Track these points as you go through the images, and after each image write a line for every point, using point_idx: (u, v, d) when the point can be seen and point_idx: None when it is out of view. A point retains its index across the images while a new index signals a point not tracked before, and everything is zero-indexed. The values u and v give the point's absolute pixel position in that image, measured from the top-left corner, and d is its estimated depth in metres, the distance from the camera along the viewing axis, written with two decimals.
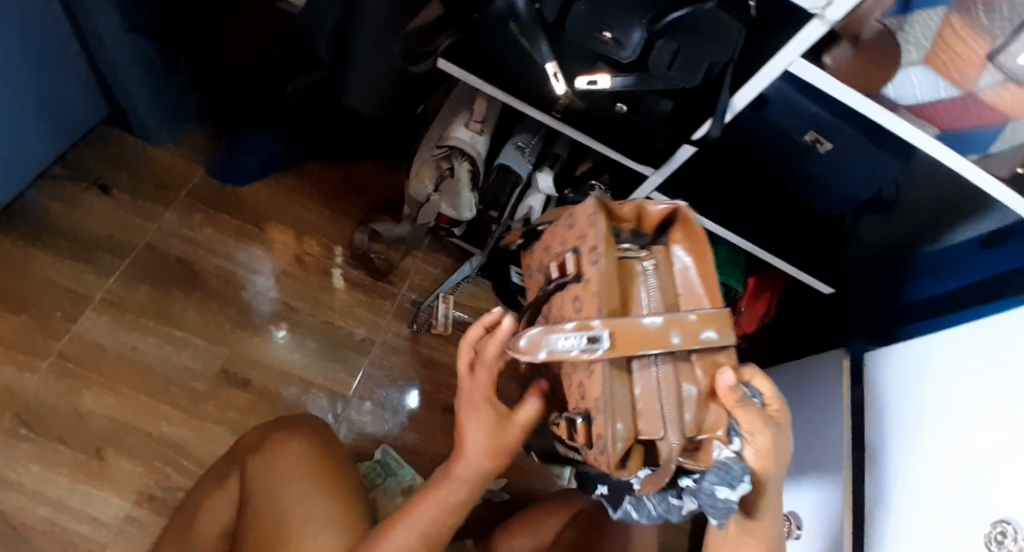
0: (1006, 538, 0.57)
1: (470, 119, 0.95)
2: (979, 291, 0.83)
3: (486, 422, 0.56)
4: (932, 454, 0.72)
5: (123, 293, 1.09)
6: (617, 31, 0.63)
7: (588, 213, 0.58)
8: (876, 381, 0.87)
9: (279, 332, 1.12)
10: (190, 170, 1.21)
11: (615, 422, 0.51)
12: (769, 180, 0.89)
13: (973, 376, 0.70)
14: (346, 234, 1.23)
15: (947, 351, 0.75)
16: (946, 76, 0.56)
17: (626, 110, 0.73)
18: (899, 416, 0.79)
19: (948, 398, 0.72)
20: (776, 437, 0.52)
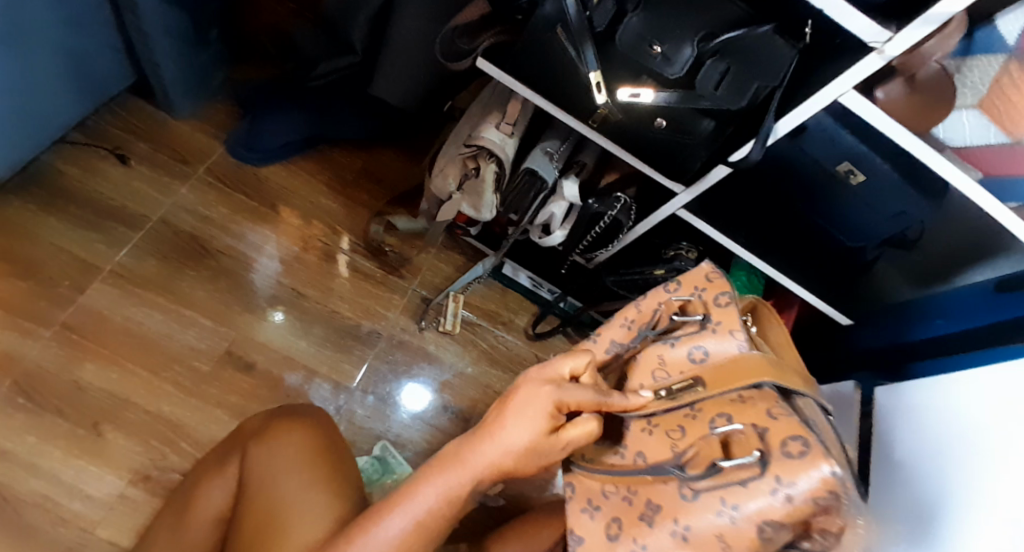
0: None
1: (502, 120, 0.93)
2: (988, 333, 0.83)
3: (535, 433, 0.51)
4: (937, 477, 0.73)
5: (132, 265, 1.08)
6: (668, 46, 0.64)
7: (703, 275, 0.59)
8: (875, 415, 0.88)
9: (274, 313, 1.11)
10: (210, 146, 1.19)
11: (794, 440, 0.45)
12: (790, 210, 0.89)
13: (980, 401, 0.72)
14: (360, 223, 1.22)
15: (953, 379, 0.78)
16: (998, 123, 0.54)
17: (666, 125, 0.72)
18: (905, 451, 0.79)
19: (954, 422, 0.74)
20: None
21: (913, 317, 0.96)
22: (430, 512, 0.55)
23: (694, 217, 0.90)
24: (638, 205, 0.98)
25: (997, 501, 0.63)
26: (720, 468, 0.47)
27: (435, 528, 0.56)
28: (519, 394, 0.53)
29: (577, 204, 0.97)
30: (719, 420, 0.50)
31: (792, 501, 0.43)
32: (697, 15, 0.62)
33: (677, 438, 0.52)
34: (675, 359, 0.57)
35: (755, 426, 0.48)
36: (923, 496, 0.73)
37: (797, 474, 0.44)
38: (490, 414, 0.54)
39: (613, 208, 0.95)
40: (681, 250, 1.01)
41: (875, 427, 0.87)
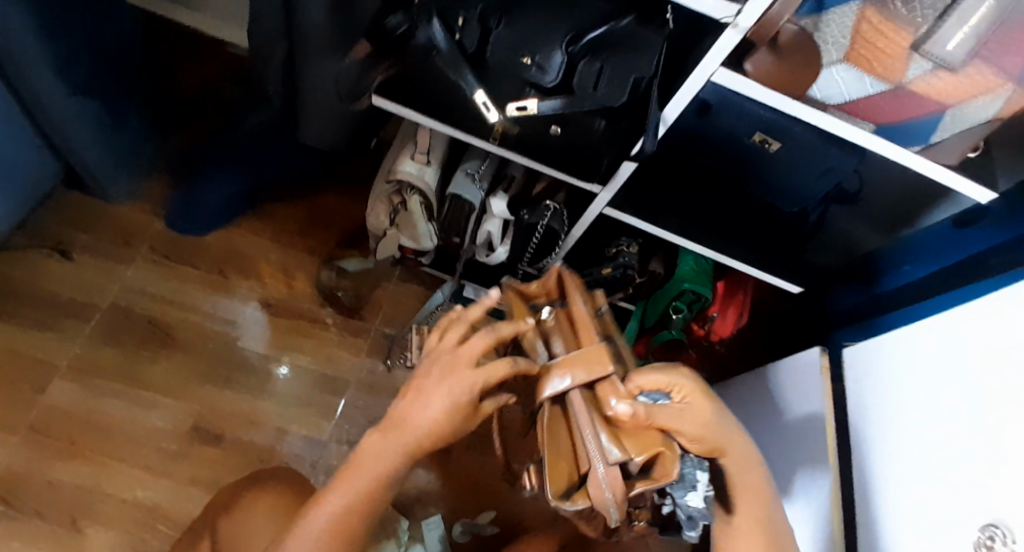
0: (995, 541, 0.55)
1: (416, 151, 0.93)
2: (954, 272, 0.82)
3: (453, 413, 0.52)
4: (918, 440, 0.71)
5: (90, 357, 1.08)
6: (538, 55, 0.63)
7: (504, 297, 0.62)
8: (854, 374, 0.87)
9: (281, 368, 1.12)
10: (151, 223, 1.19)
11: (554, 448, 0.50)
12: (726, 186, 0.88)
13: (946, 356, 0.70)
14: (312, 273, 1.21)
15: (921, 333, 0.76)
16: (870, 72, 0.52)
17: (562, 131, 0.71)
18: (884, 412, 0.78)
19: (924, 382, 0.73)
20: (712, 422, 0.53)
21: (879, 269, 0.96)
22: (356, 500, 0.56)
23: (622, 212, 0.89)
24: (570, 210, 0.97)
25: (975, 462, 0.62)
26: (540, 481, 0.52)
27: (360, 518, 0.56)
28: (438, 376, 0.53)
29: (509, 218, 0.96)
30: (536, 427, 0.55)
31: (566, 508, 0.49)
32: (563, 19, 0.61)
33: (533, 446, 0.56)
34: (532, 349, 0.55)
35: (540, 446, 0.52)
36: (909, 460, 0.71)
37: (557, 486, 0.50)
38: (398, 408, 0.55)
39: (544, 216, 0.94)
40: (623, 244, 1.01)
41: (855, 392, 0.85)
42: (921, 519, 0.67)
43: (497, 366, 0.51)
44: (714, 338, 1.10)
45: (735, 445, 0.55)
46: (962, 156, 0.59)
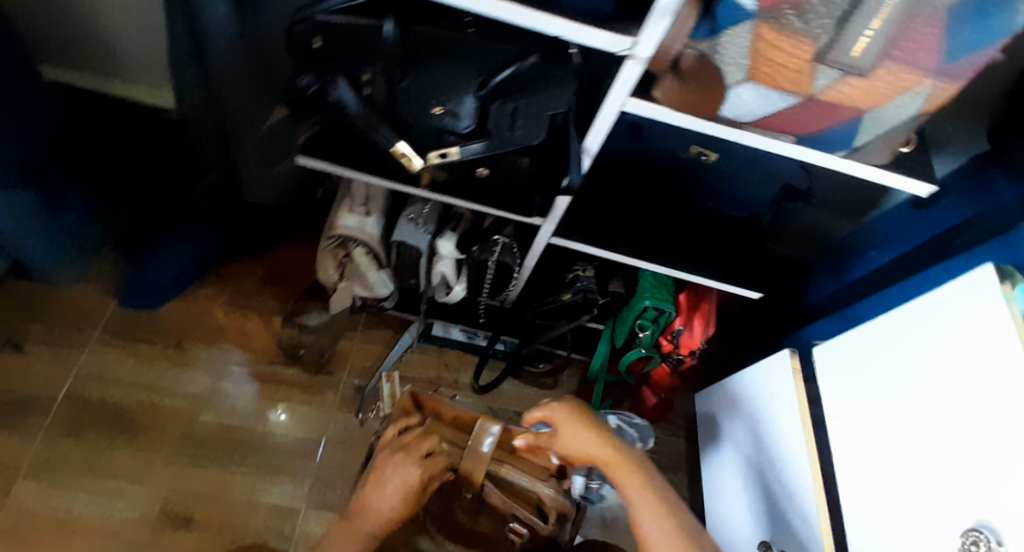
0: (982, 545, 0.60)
1: (353, 204, 0.92)
2: (928, 251, 0.88)
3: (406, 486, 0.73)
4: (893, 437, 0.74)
5: (50, 452, 1.04)
6: (449, 101, 0.60)
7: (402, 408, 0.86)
8: (823, 364, 0.89)
9: (279, 413, 1.13)
10: (102, 304, 1.16)
11: (518, 512, 0.81)
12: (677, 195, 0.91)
13: (925, 351, 0.72)
14: (272, 332, 1.19)
15: (896, 325, 0.77)
16: (777, 88, 0.50)
17: (489, 172, 0.69)
18: (874, 393, 0.78)
19: (900, 378, 0.74)
20: (586, 440, 0.74)
21: (852, 253, 1.02)
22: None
23: (570, 242, 0.85)
24: (519, 242, 0.95)
25: (954, 464, 0.65)
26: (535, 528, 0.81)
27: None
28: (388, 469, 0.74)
29: (460, 257, 0.94)
30: (499, 495, 0.81)
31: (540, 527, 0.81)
32: (468, 64, 0.59)
33: (519, 514, 0.81)
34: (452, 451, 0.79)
35: (516, 508, 0.81)
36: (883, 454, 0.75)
37: (527, 524, 0.81)
38: (359, 498, 0.75)
39: (493, 251, 0.92)
40: (579, 269, 1.00)
41: (826, 382, 0.88)
42: (896, 510, 0.72)
43: (432, 460, 0.76)
44: (684, 352, 1.07)
45: (624, 466, 0.71)
46: (893, 153, 0.58)
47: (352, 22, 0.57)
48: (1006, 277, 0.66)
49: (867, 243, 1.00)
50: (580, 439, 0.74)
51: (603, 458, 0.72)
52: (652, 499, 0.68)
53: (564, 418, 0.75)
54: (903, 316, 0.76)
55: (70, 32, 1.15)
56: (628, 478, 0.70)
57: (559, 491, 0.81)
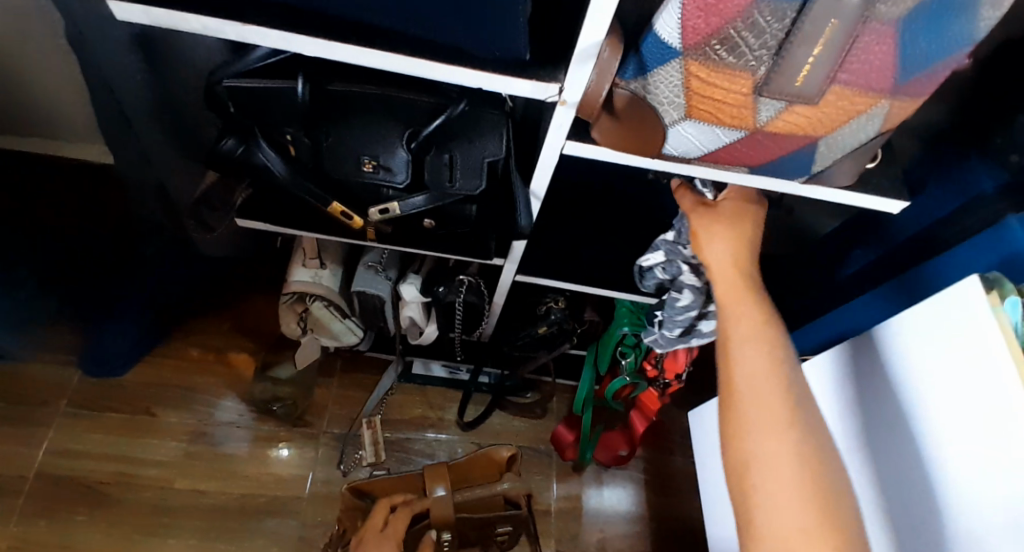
0: None
1: (306, 256, 0.87)
2: (907, 254, 0.86)
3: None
4: (890, 468, 0.67)
5: (21, 537, 0.99)
6: (379, 156, 0.56)
7: (351, 511, 0.91)
8: (812, 389, 0.83)
9: (282, 447, 1.11)
10: (65, 376, 1.12)
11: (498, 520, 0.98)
12: None
13: (905, 362, 0.67)
14: (244, 388, 1.15)
15: (876, 344, 0.71)
16: (720, 124, 0.46)
17: (436, 223, 0.64)
18: (867, 409, 0.71)
19: (887, 402, 0.68)
20: (714, 234, 0.63)
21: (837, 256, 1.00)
22: None
23: (535, 279, 0.81)
24: (485, 280, 0.91)
25: (951, 473, 0.59)
26: (518, 513, 0.98)
27: None
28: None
29: (425, 301, 0.89)
30: (481, 516, 0.97)
31: (520, 510, 0.98)
32: (394, 116, 0.55)
33: (496, 515, 0.98)
34: (419, 504, 0.89)
35: (496, 512, 0.97)
36: (881, 487, 0.68)
37: (505, 516, 0.98)
38: None
39: (459, 292, 0.86)
40: (551, 301, 0.95)
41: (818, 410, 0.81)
42: (904, 550, 0.65)
43: (405, 511, 0.87)
44: (670, 377, 0.99)
45: (735, 290, 0.61)
46: (859, 174, 0.52)
47: (261, 84, 0.53)
48: (992, 287, 0.58)
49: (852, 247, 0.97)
50: (718, 245, 0.63)
51: (727, 280, 0.62)
52: (758, 329, 0.59)
53: (733, 212, 0.65)
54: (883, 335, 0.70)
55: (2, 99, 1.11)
56: (742, 306, 0.60)
57: (510, 488, 0.96)
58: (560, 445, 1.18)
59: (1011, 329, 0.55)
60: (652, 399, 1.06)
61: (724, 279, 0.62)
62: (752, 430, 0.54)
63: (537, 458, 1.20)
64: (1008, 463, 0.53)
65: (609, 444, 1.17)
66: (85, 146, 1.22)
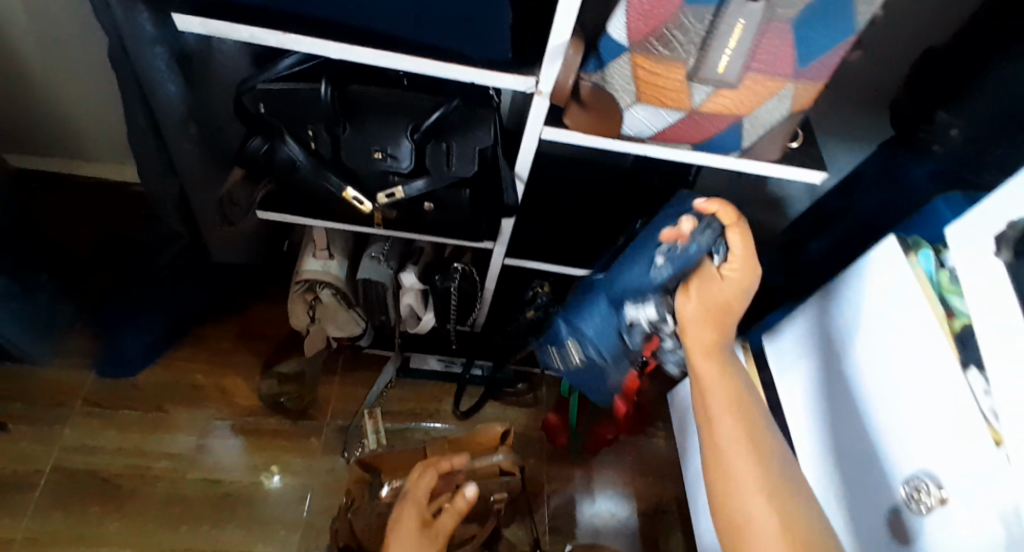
0: (923, 493, 0.66)
1: (316, 249, 0.97)
2: (852, 239, 0.99)
3: (416, 500, 0.85)
4: (846, 409, 0.81)
5: (40, 527, 1.05)
6: (387, 147, 0.68)
7: (357, 482, 0.98)
8: (776, 353, 0.97)
9: (273, 475, 1.15)
10: (80, 377, 1.18)
11: (495, 493, 1.05)
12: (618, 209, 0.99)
13: (853, 323, 0.80)
14: (253, 385, 1.23)
15: (833, 308, 0.84)
16: (664, 106, 0.57)
17: (434, 206, 0.75)
18: (826, 364, 0.85)
19: (847, 354, 0.81)
20: (695, 306, 0.70)
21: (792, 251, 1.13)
22: None
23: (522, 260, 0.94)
24: (478, 268, 1.02)
25: (893, 414, 0.72)
26: (512, 483, 1.05)
27: None
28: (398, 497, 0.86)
29: (424, 288, 0.99)
30: (485, 489, 1.04)
31: (513, 480, 1.05)
32: (400, 113, 0.67)
33: (494, 489, 1.05)
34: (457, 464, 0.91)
35: (498, 485, 1.05)
36: (840, 430, 0.82)
37: (501, 489, 1.05)
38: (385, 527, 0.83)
39: (454, 278, 0.97)
40: (538, 286, 1.06)
41: (785, 367, 0.95)
42: (859, 479, 0.77)
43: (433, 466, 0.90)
44: None
45: (714, 353, 0.68)
46: (784, 149, 0.64)
47: (289, 86, 0.65)
48: (910, 247, 0.74)
49: (807, 238, 1.09)
50: (698, 315, 0.69)
51: (701, 346, 0.69)
52: (727, 389, 0.66)
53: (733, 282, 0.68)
54: (833, 298, 0.84)
55: (29, 123, 1.21)
56: (709, 366, 0.68)
57: (506, 462, 1.03)
58: (552, 430, 1.27)
59: (926, 278, 0.71)
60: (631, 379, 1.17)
61: (704, 346, 0.68)
62: (736, 493, 0.59)
63: (528, 444, 1.28)
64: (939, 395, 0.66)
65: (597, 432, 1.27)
66: (100, 165, 1.32)
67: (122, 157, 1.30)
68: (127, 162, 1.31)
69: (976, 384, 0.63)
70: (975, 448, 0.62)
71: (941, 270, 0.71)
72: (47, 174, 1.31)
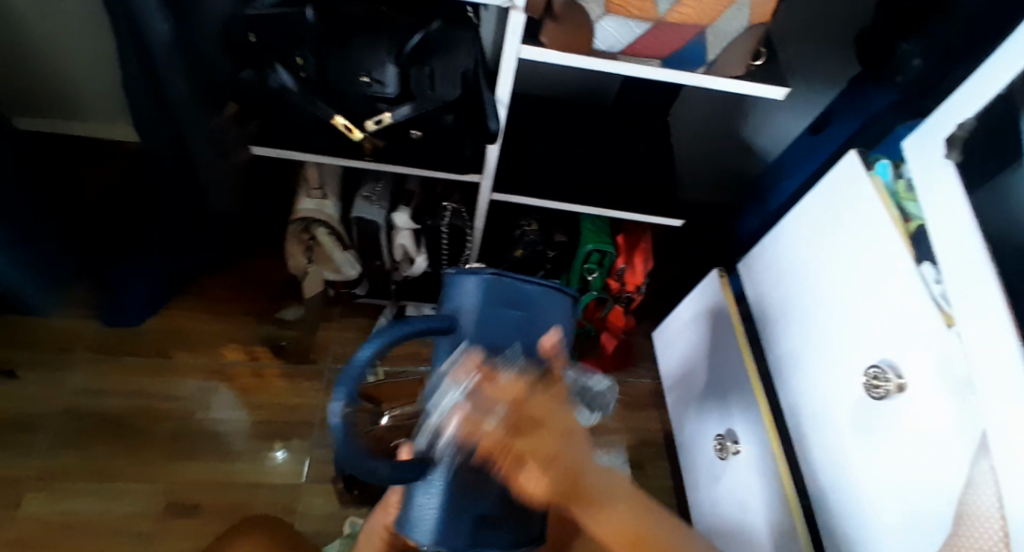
0: (881, 379, 0.71)
1: (310, 188, 1.01)
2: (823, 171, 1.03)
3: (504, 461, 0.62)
4: (807, 321, 0.85)
5: (54, 464, 1.10)
6: (373, 72, 0.72)
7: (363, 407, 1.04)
8: (748, 279, 1.01)
9: (277, 452, 1.17)
10: (85, 327, 1.23)
11: None
12: (599, 146, 1.03)
13: (812, 239, 0.85)
14: (254, 332, 1.28)
15: (794, 229, 0.89)
16: (631, 17, 0.62)
17: (420, 134, 0.80)
18: (787, 283, 0.90)
19: (809, 270, 0.85)
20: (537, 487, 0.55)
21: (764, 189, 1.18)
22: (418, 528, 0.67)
23: (507, 195, 0.96)
24: (467, 208, 1.06)
25: (854, 318, 0.77)
26: None
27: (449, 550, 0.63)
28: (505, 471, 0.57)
29: (415, 227, 1.03)
30: None
31: None
32: (383, 40, 0.71)
33: None
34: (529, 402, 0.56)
35: None
36: (804, 342, 0.86)
37: None
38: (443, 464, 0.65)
39: (444, 216, 1.02)
40: (526, 225, 1.12)
41: (756, 293, 0.98)
42: (824, 386, 0.81)
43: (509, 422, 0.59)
44: (631, 289, 1.15)
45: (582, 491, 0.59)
46: (747, 65, 0.67)
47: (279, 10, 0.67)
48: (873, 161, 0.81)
49: (780, 175, 1.14)
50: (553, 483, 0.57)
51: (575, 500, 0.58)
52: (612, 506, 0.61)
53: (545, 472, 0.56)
54: (792, 222, 0.89)
55: (26, 82, 1.24)
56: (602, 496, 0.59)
57: None
58: None
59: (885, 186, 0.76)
60: (617, 316, 1.20)
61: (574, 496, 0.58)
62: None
63: None
64: (894, 289, 0.71)
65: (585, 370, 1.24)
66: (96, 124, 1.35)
67: (121, 117, 1.34)
68: (126, 120, 1.35)
69: (928, 275, 0.69)
70: (928, 333, 0.67)
71: (899, 181, 0.78)
72: (41, 135, 1.34)
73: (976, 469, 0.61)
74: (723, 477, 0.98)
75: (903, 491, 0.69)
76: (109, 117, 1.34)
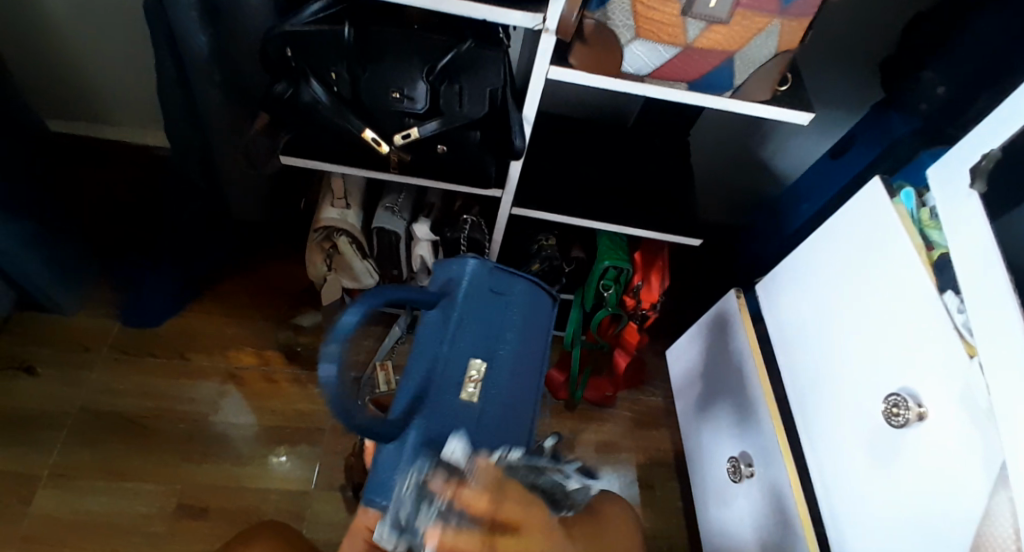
0: (900, 408, 0.70)
1: (334, 198, 1.03)
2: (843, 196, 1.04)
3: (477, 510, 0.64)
4: (828, 347, 0.85)
5: (69, 461, 1.11)
6: (404, 88, 0.73)
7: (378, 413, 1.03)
8: (766, 302, 1.02)
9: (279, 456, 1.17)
10: (104, 326, 1.24)
11: None
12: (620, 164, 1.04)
13: (831, 264, 0.85)
14: (270, 336, 1.29)
15: (813, 253, 0.89)
16: (661, 42, 0.63)
17: (446, 149, 0.81)
18: (803, 306, 0.91)
19: (826, 294, 0.86)
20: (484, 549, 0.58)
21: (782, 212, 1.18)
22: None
23: (527, 210, 0.97)
24: (486, 221, 1.07)
25: (874, 344, 0.77)
26: None
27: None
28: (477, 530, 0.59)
29: (435, 239, 1.04)
30: None
31: None
32: (413, 56, 0.71)
33: None
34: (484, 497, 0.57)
35: None
36: (823, 368, 0.85)
37: None
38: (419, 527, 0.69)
39: (464, 229, 1.03)
40: (544, 240, 1.13)
41: (775, 316, 0.98)
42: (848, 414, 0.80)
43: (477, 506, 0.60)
44: (647, 306, 1.15)
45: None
46: (774, 89, 0.68)
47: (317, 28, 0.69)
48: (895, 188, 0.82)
49: (799, 198, 1.14)
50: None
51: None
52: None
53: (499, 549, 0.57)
54: (810, 246, 0.90)
55: (57, 84, 1.26)
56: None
57: None
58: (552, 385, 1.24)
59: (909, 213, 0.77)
60: (633, 333, 1.19)
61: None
62: None
63: None
64: (917, 317, 0.71)
65: (598, 386, 1.23)
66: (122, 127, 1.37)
67: (148, 121, 1.36)
68: (153, 125, 1.37)
69: (952, 304, 0.69)
70: (950, 362, 0.67)
71: (923, 209, 0.78)
72: (69, 136, 1.36)
73: (994, 501, 0.61)
74: (733, 500, 0.96)
75: (925, 521, 0.67)
76: (137, 121, 1.36)
